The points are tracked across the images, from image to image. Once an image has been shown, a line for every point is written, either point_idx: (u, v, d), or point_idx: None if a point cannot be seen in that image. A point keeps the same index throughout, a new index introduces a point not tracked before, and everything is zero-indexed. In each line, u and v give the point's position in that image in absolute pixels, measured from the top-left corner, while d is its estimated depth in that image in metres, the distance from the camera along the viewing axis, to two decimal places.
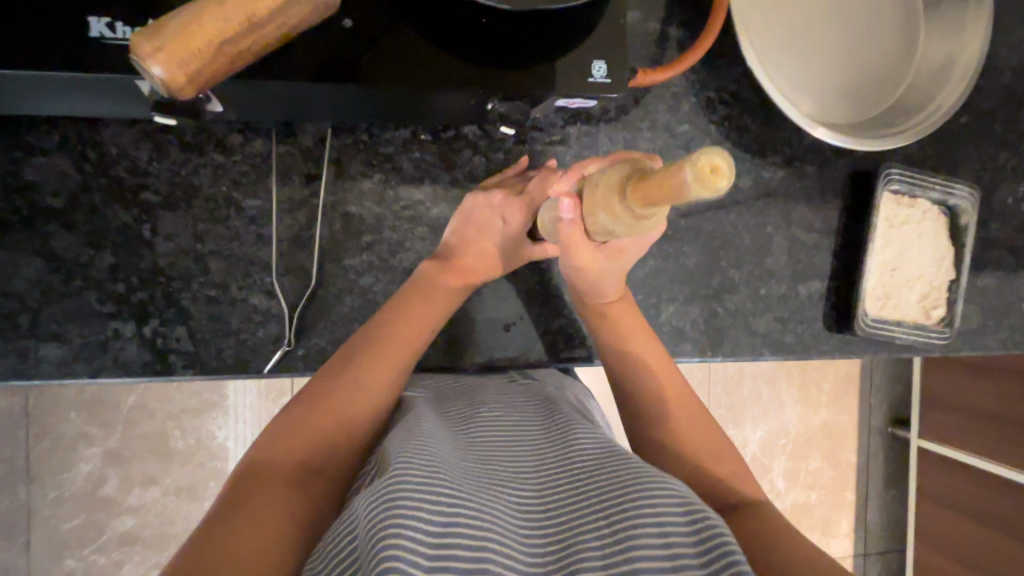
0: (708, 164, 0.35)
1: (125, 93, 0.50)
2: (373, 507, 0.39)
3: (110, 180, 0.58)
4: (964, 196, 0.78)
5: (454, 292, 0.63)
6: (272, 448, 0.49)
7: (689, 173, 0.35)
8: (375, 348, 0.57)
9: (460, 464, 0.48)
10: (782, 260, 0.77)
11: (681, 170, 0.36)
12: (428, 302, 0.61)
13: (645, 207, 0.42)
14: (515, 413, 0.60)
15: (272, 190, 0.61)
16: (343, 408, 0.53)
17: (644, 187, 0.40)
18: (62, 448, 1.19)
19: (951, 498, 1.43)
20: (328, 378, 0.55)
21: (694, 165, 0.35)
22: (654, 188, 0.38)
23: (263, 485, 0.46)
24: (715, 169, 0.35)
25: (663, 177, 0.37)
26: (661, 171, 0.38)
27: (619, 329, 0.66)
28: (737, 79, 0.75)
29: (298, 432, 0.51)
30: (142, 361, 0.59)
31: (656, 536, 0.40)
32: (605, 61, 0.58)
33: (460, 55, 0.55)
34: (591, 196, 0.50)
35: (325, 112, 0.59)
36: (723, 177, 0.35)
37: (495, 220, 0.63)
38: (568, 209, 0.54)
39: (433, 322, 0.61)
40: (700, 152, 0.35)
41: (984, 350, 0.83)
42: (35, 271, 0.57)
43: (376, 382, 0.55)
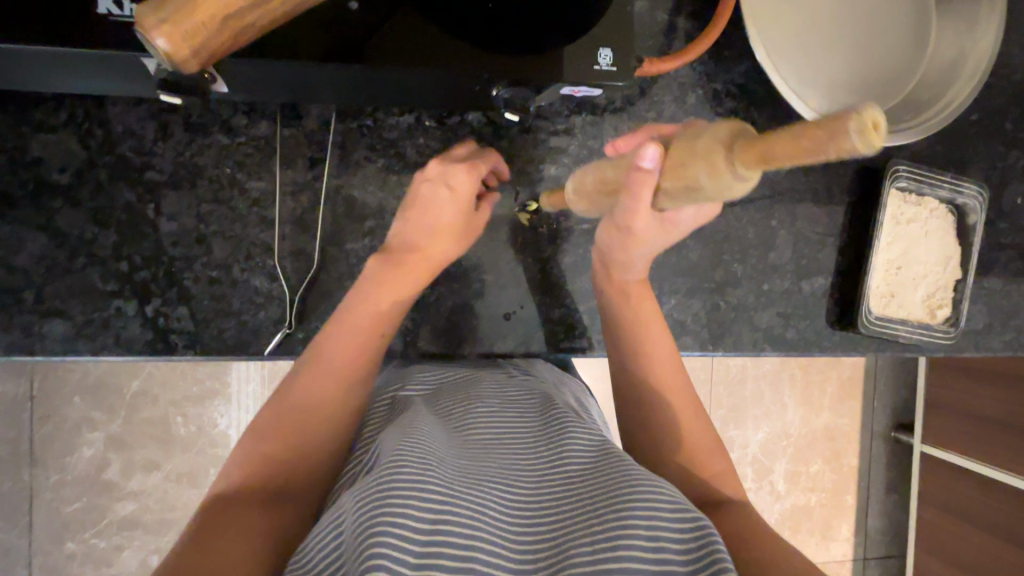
0: (871, 121, 0.29)
1: (132, 69, 0.50)
2: (366, 510, 0.40)
3: (116, 158, 0.58)
4: (972, 196, 0.77)
5: (402, 283, 0.59)
6: (240, 474, 0.50)
7: (851, 126, 0.29)
8: (319, 360, 0.56)
9: (454, 462, 0.48)
10: (786, 255, 0.77)
11: (840, 122, 0.30)
12: (377, 297, 0.59)
13: (757, 166, 0.35)
14: (512, 408, 0.59)
15: (276, 173, 0.61)
16: (296, 428, 0.53)
17: (768, 139, 0.33)
18: (65, 431, 1.20)
19: (954, 504, 1.42)
20: (278, 402, 0.54)
21: (857, 118, 0.29)
22: (781, 145, 0.32)
23: (231, 509, 0.46)
24: (876, 128, 0.29)
25: (806, 130, 0.31)
26: (801, 125, 0.31)
27: (628, 307, 0.65)
28: (745, 71, 0.75)
29: (262, 455, 0.51)
30: (144, 340, 0.59)
31: (645, 536, 0.41)
32: (611, 47, 0.58)
33: (465, 40, 0.55)
34: (686, 148, 0.42)
35: (330, 94, 0.59)
36: (882, 140, 0.29)
37: (439, 188, 0.60)
38: (650, 158, 0.46)
39: (384, 326, 0.59)
40: (865, 106, 0.29)
41: (989, 352, 0.83)
42: (40, 247, 0.57)
43: (324, 398, 0.54)
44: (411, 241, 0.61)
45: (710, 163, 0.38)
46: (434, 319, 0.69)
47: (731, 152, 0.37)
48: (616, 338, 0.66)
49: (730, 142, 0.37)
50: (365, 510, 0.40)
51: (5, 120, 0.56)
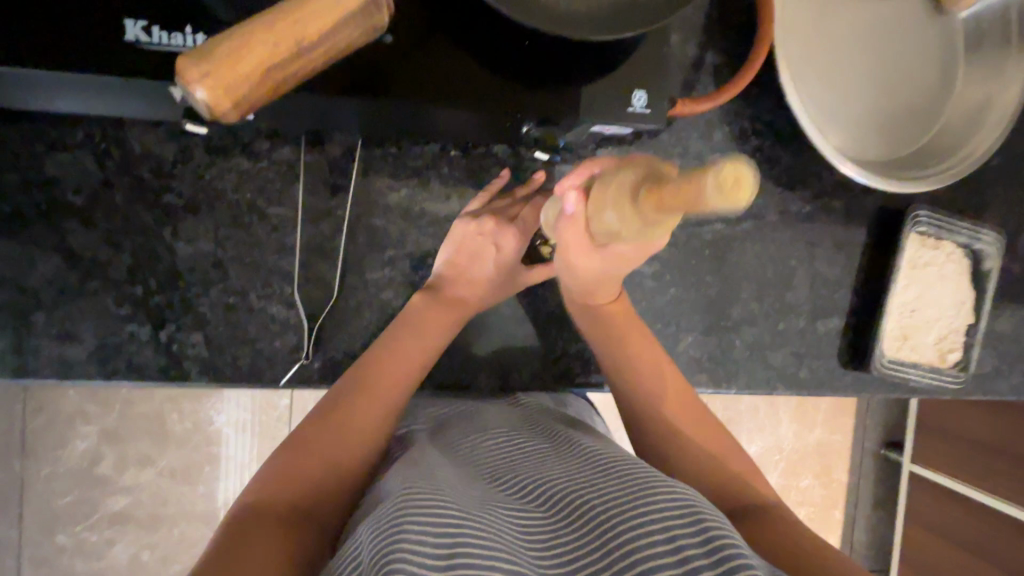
0: (732, 175, 0.33)
1: (158, 97, 0.49)
2: (381, 537, 0.39)
3: (134, 179, 0.57)
4: (989, 243, 0.78)
5: (443, 327, 0.60)
6: (269, 486, 0.48)
7: (711, 183, 0.33)
8: (363, 387, 0.56)
9: (466, 485, 0.48)
10: (803, 294, 0.77)
11: (702, 180, 0.34)
12: (427, 332, 0.60)
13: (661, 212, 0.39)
14: (524, 432, 0.59)
15: (298, 199, 0.60)
16: (331, 449, 0.52)
17: (658, 195, 0.37)
18: (59, 424, 1.19)
19: (943, 527, 1.45)
20: (317, 420, 0.54)
21: (716, 174, 0.33)
22: (672, 196, 0.36)
23: (261, 523, 0.44)
24: (737, 179, 0.33)
25: (682, 185, 0.35)
26: (681, 177, 0.36)
27: (612, 326, 0.64)
28: (771, 110, 0.74)
29: (294, 469, 0.50)
30: (157, 364, 0.58)
31: (664, 543, 0.40)
32: (645, 89, 0.57)
33: (498, 77, 0.54)
34: (598, 194, 0.45)
35: (356, 123, 0.58)
36: (746, 192, 0.33)
37: (488, 246, 0.62)
38: (573, 203, 0.49)
39: (425, 361, 0.59)
40: (720, 161, 0.33)
41: (995, 395, 0.83)
42: (53, 266, 0.56)
43: (363, 427, 0.54)
44: (457, 286, 0.62)
45: (623, 209, 0.42)
46: (450, 350, 0.68)
47: (637, 199, 0.41)
48: (612, 359, 0.64)
49: (637, 190, 0.41)
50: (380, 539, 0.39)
51: (23, 136, 0.55)
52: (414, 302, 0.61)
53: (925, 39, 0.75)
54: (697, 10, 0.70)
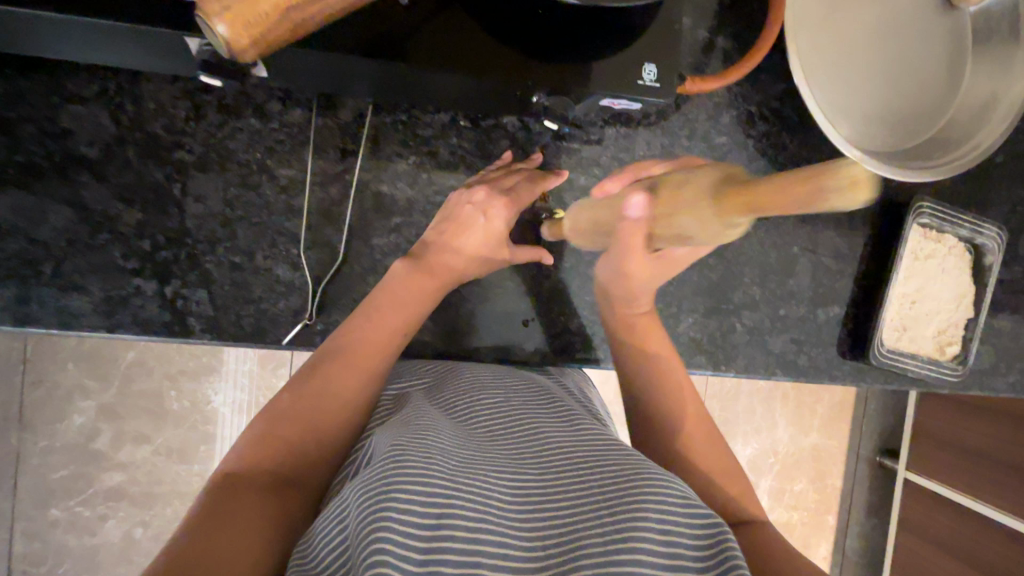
0: (851, 176, 0.33)
1: (175, 49, 0.50)
2: (366, 502, 0.39)
3: (146, 135, 0.57)
4: (992, 237, 0.78)
5: (426, 295, 0.61)
6: (249, 456, 0.49)
7: (832, 183, 0.33)
8: (342, 357, 0.56)
9: (457, 453, 0.47)
10: (805, 282, 0.77)
11: (820, 181, 0.34)
12: (408, 302, 0.60)
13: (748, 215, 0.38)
14: (515, 399, 0.58)
15: (307, 162, 0.61)
16: (310, 417, 0.52)
17: (755, 194, 0.36)
18: (57, 397, 1.19)
19: (935, 534, 1.46)
20: (293, 391, 0.54)
21: (838, 177, 0.33)
22: (770, 192, 0.35)
23: (240, 493, 0.45)
24: (855, 182, 0.33)
25: (791, 184, 0.34)
26: (784, 177, 0.34)
27: (632, 339, 0.66)
28: (779, 96, 0.75)
29: (272, 438, 0.50)
30: (161, 320, 0.58)
31: (654, 528, 0.41)
32: (655, 62, 0.57)
33: (512, 47, 0.55)
34: (673, 195, 0.45)
35: (366, 88, 0.58)
36: (868, 193, 0.34)
37: (478, 217, 0.62)
38: (637, 206, 0.51)
39: (407, 328, 0.60)
40: (852, 165, 0.33)
41: (992, 392, 0.84)
42: (63, 220, 0.56)
43: (341, 395, 0.54)
44: (443, 258, 0.62)
45: (701, 212, 0.41)
46: (451, 320, 0.69)
47: (719, 197, 0.39)
48: (629, 367, 0.66)
49: (717, 188, 0.39)
50: (366, 500, 0.39)
51: (39, 88, 0.55)
52: (394, 267, 0.61)
53: (935, 31, 0.76)
54: None
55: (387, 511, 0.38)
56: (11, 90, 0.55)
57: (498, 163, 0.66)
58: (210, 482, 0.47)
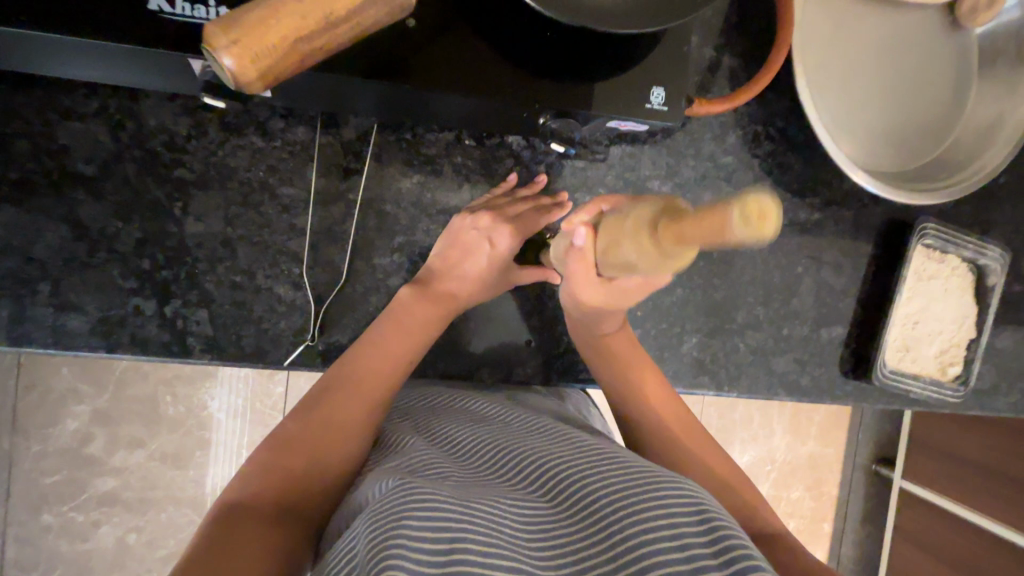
0: (753, 209, 0.30)
1: (177, 69, 0.49)
2: (376, 528, 0.39)
3: (146, 152, 0.57)
4: (994, 259, 0.78)
5: (432, 321, 0.60)
6: (255, 483, 0.48)
7: (732, 214, 0.31)
8: (347, 382, 0.56)
9: (469, 482, 0.46)
10: (808, 301, 0.77)
11: (723, 211, 0.31)
12: (413, 329, 0.59)
13: (679, 245, 0.37)
14: (521, 426, 0.58)
15: (309, 181, 0.60)
16: (316, 445, 0.52)
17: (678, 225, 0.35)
18: (51, 402, 1.18)
19: (931, 544, 1.46)
20: (300, 417, 0.54)
21: (738, 206, 0.30)
22: (692, 229, 0.34)
23: (246, 522, 0.44)
24: (761, 214, 0.30)
25: (702, 215, 0.33)
26: (700, 210, 0.33)
27: (615, 363, 0.65)
28: (784, 115, 0.75)
29: (276, 468, 0.50)
30: (159, 340, 0.57)
31: (670, 538, 0.41)
32: (663, 86, 0.57)
33: (519, 68, 0.54)
34: (614, 228, 0.45)
35: (371, 107, 0.58)
36: (769, 225, 0.30)
37: (483, 243, 0.62)
38: (582, 237, 0.51)
39: (412, 356, 0.59)
40: (748, 195, 0.30)
41: (992, 412, 0.84)
42: (60, 237, 0.55)
43: (347, 422, 0.54)
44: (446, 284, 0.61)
45: (642, 245, 0.40)
46: (453, 340, 0.68)
47: (656, 229, 0.38)
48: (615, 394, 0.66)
49: (655, 219, 0.39)
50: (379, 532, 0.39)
51: (38, 103, 0.55)
52: (399, 295, 0.61)
53: (941, 53, 0.76)
54: (716, 12, 0.70)
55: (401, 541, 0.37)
56: (7, 105, 0.54)
57: (506, 186, 0.65)
58: (213, 512, 0.46)
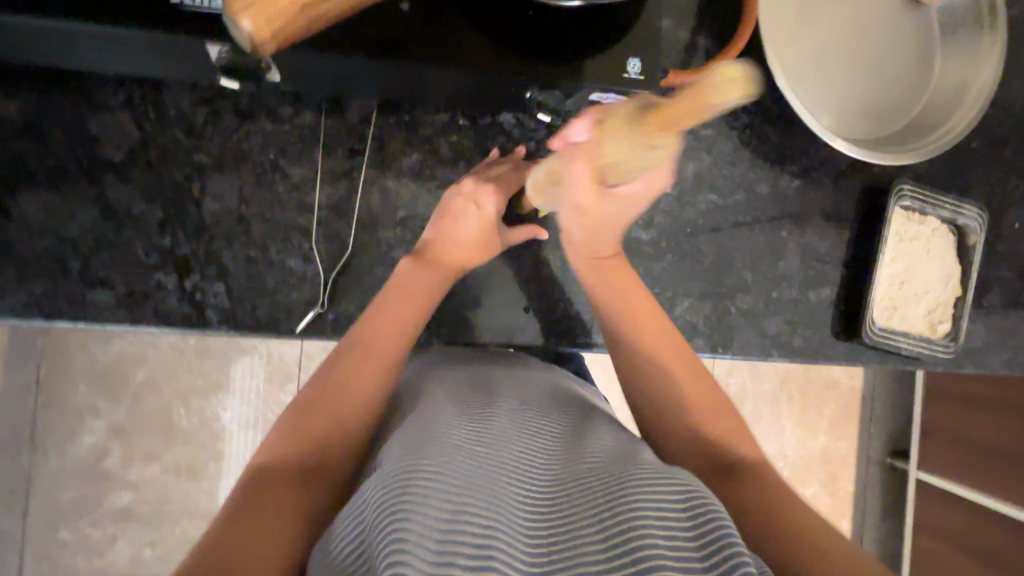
0: (736, 72, 0.43)
1: (195, 56, 0.54)
2: (384, 495, 0.40)
3: (167, 139, 0.62)
4: (973, 217, 0.81)
5: (435, 289, 0.64)
6: (280, 445, 0.52)
7: (724, 72, 0.42)
8: (357, 354, 0.59)
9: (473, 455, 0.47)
10: (795, 265, 0.80)
11: (713, 75, 0.43)
12: (417, 298, 0.63)
13: (667, 130, 0.46)
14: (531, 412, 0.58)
15: (317, 160, 0.65)
16: (333, 412, 0.54)
17: (670, 104, 0.45)
18: (69, 417, 1.22)
19: (948, 532, 1.44)
20: (314, 386, 0.57)
21: (724, 68, 0.42)
22: (685, 102, 0.44)
23: (274, 480, 0.47)
24: (739, 74, 0.43)
25: (695, 87, 0.43)
26: (689, 87, 0.44)
27: (602, 284, 0.67)
28: (759, 90, 0.79)
29: (300, 431, 0.52)
30: (180, 313, 0.61)
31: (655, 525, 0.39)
32: (640, 58, 0.61)
33: (505, 47, 0.59)
34: (605, 128, 0.51)
35: (372, 89, 0.63)
36: (748, 84, 0.43)
37: (469, 207, 0.66)
38: (580, 132, 0.56)
39: (417, 322, 0.63)
40: (722, 65, 0.43)
41: (986, 369, 0.85)
42: (90, 219, 0.60)
43: (360, 390, 0.57)
44: (442, 249, 0.66)
45: (631, 129, 0.48)
46: (455, 309, 0.71)
47: (646, 119, 0.47)
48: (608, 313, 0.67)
49: (643, 111, 0.48)
50: (382, 495, 0.40)
51: (70, 98, 0.60)
52: (400, 267, 0.65)
53: (903, 26, 0.81)
54: None
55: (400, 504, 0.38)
56: (42, 101, 0.60)
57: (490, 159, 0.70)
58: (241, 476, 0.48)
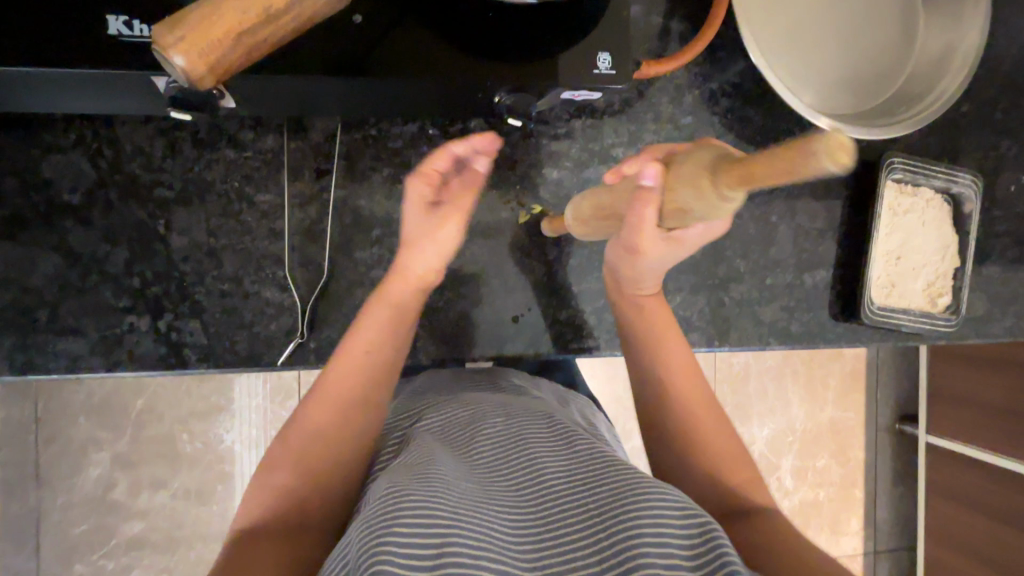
0: (840, 141, 0.31)
1: (140, 88, 0.51)
2: (369, 533, 0.39)
3: (126, 176, 0.59)
4: (967, 185, 0.78)
5: (399, 310, 0.59)
6: (257, 507, 0.50)
7: (819, 147, 0.31)
8: (323, 392, 0.56)
9: (462, 483, 0.47)
10: (788, 249, 0.78)
11: (806, 146, 0.32)
12: (376, 325, 0.58)
13: (740, 188, 0.38)
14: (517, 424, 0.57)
15: (283, 185, 0.63)
16: (318, 462, 0.52)
17: (749, 168, 0.35)
18: (72, 453, 1.20)
19: (960, 493, 1.42)
20: (295, 432, 0.54)
21: (828, 142, 0.31)
22: (763, 172, 0.34)
23: (250, 547, 0.47)
24: (844, 148, 0.31)
25: (780, 158, 0.33)
26: (772, 150, 0.34)
27: (639, 321, 0.66)
28: (739, 70, 0.76)
29: (271, 489, 0.51)
30: (157, 354, 0.60)
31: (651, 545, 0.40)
32: (609, 51, 0.58)
33: (466, 50, 0.56)
34: (675, 173, 0.44)
35: (333, 107, 0.60)
36: (850, 160, 0.31)
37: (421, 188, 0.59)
38: (650, 174, 0.46)
39: (381, 350, 0.58)
40: (833, 130, 0.31)
41: (990, 338, 0.84)
42: (53, 266, 0.58)
43: (344, 432, 0.54)
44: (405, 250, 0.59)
45: (696, 193, 0.42)
46: (441, 325, 0.70)
47: (717, 181, 0.39)
48: (638, 350, 0.65)
49: (716, 169, 0.39)
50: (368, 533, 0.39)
51: (19, 141, 0.57)
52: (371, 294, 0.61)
53: None
54: None
55: (385, 538, 0.38)
56: None
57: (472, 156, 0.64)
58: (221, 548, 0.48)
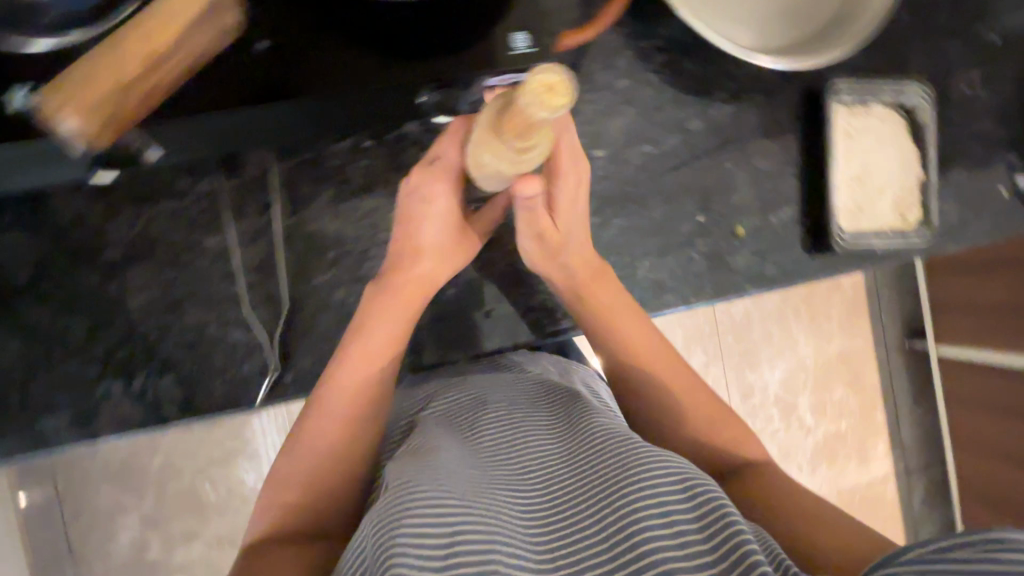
0: (545, 81, 0.44)
1: (58, 157, 0.51)
2: (382, 527, 0.40)
3: (70, 246, 0.59)
4: (919, 97, 0.77)
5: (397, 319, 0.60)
6: (270, 518, 0.57)
7: (533, 93, 0.44)
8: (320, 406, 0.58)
9: (469, 472, 0.48)
10: (749, 193, 0.77)
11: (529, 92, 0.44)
12: (384, 327, 0.59)
13: (520, 133, 0.48)
14: (520, 414, 0.59)
15: (228, 225, 0.62)
16: (315, 478, 0.57)
17: (511, 120, 0.48)
18: (97, 523, 1.21)
19: (976, 399, 1.42)
20: (293, 452, 0.59)
21: (538, 85, 0.43)
22: (516, 117, 0.47)
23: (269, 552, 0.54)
24: (550, 85, 0.43)
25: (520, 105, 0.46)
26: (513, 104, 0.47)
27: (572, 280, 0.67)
28: (667, 23, 0.75)
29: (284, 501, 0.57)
30: (137, 415, 0.60)
31: (658, 517, 0.42)
32: (525, 30, 0.55)
33: (373, 53, 0.54)
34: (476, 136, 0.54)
35: (262, 138, 0.59)
36: (560, 90, 0.44)
37: (426, 206, 0.61)
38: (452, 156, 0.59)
39: (383, 360, 0.59)
40: (537, 72, 0.43)
41: (969, 243, 0.83)
42: (17, 348, 0.58)
43: (341, 448, 0.58)
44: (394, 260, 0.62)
45: (494, 147, 0.52)
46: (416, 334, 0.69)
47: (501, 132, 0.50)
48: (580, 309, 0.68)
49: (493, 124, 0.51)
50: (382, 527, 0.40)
51: None
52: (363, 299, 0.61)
53: None
54: None
55: (399, 535, 0.39)
56: None
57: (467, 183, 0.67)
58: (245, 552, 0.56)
